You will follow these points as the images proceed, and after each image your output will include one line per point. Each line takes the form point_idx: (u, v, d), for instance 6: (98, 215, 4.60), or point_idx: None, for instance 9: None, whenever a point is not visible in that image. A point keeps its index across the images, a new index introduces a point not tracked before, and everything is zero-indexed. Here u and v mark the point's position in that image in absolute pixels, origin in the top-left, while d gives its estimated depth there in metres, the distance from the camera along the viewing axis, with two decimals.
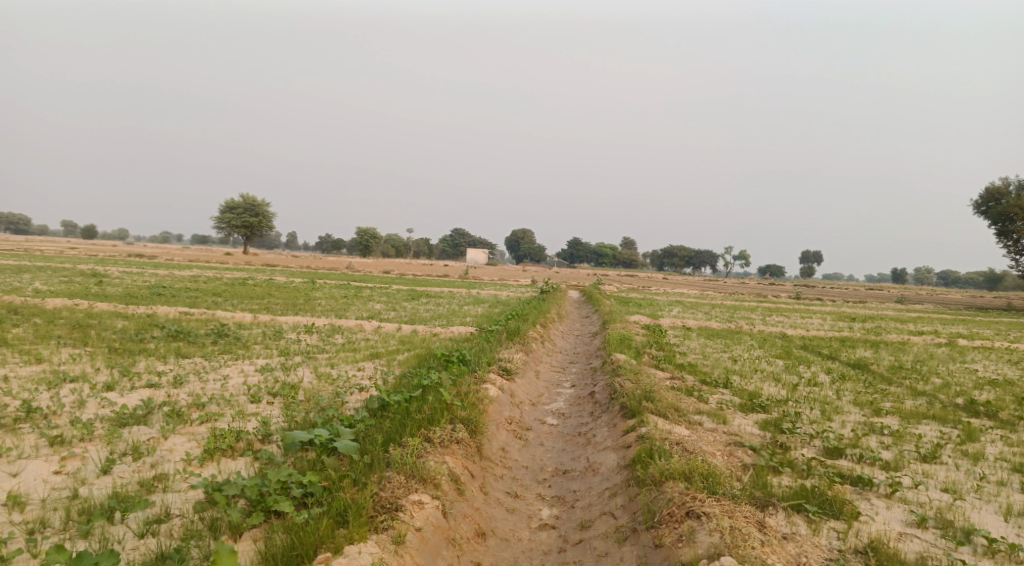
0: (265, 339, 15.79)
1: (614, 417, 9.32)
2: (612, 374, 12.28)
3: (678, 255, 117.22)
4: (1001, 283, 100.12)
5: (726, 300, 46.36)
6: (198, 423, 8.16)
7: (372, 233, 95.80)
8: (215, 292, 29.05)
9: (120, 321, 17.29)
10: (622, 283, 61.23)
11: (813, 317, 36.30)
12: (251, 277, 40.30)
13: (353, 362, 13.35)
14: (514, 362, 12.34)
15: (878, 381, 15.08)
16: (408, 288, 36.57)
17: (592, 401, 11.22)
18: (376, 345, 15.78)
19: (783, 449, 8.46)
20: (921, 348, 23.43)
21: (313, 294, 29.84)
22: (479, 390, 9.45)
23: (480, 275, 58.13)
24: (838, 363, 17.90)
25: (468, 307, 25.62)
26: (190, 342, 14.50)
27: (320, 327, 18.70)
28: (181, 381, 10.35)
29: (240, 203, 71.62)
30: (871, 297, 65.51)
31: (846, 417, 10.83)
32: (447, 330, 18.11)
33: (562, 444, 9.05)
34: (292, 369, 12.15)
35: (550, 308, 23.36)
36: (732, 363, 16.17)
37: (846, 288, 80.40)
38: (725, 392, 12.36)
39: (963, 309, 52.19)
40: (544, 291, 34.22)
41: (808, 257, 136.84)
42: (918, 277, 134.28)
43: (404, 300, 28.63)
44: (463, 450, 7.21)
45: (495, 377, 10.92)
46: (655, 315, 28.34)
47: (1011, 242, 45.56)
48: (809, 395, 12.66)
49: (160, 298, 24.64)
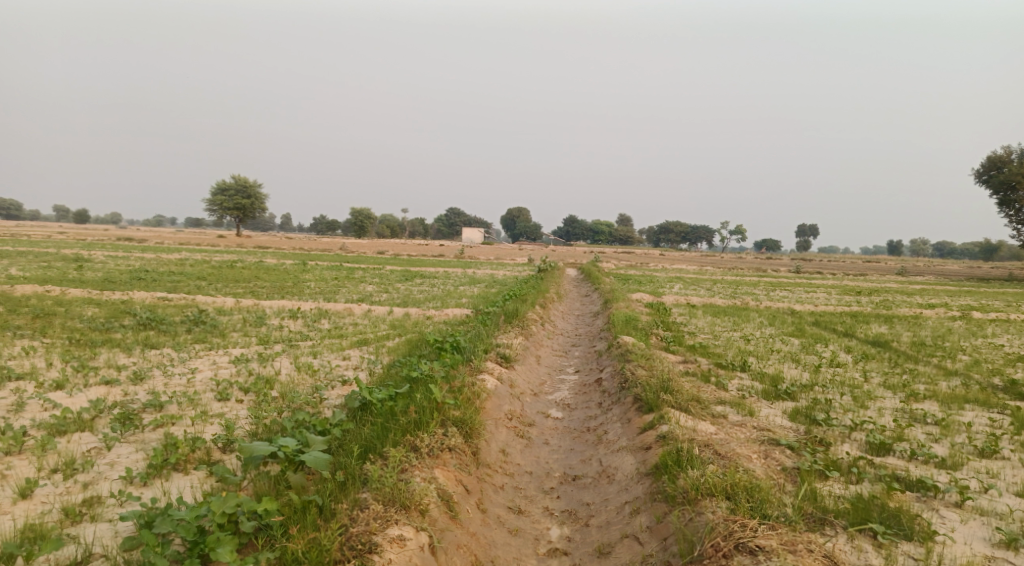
0: (245, 326, 14.66)
1: (628, 412, 8.24)
2: (620, 358, 11.21)
3: (675, 231, 116.06)
4: (997, 254, 99.33)
5: (727, 276, 45.34)
6: (150, 429, 7.08)
7: (367, 213, 94.40)
8: (200, 275, 27.81)
9: (91, 308, 16.11)
10: (621, 260, 60.19)
11: (818, 292, 35.26)
12: (240, 259, 39.15)
13: (338, 350, 12.24)
14: (513, 347, 11.26)
15: (904, 360, 14.01)
16: (402, 269, 35.38)
17: (600, 391, 10.16)
18: (365, 330, 14.66)
19: (822, 447, 7.41)
20: (935, 322, 22.37)
21: (303, 277, 28.71)
22: (473, 382, 8.38)
23: (475, 255, 56.84)
24: (856, 340, 16.83)
25: (463, 288, 24.46)
26: (162, 331, 13.37)
27: (306, 311, 17.57)
28: (140, 376, 9.23)
29: (231, 184, 70.14)
30: (872, 269, 64.52)
31: (881, 404, 9.77)
32: (441, 313, 17.00)
33: (570, 443, 7.98)
34: (269, 359, 11.04)
35: (549, 287, 22.21)
36: (745, 343, 15.09)
37: (843, 260, 79.55)
38: (743, 377, 11.30)
39: (964, 280, 51.43)
40: (542, 268, 33.20)
41: (805, 231, 135.55)
42: (914, 250, 133.57)
43: (397, 282, 27.51)
44: (456, 460, 6.17)
45: (492, 366, 9.86)
46: (657, 292, 27.19)
47: (1014, 212, 44.44)
48: (836, 378, 11.58)
49: (140, 283, 23.47)
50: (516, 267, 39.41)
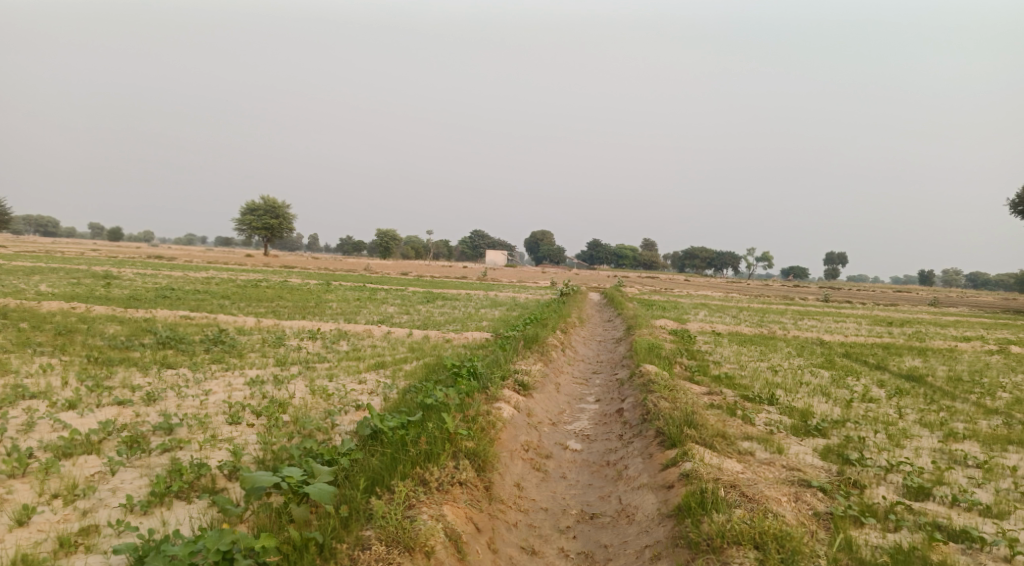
0: (264, 346, 14.54)
1: (649, 447, 7.91)
2: (642, 388, 10.87)
3: (700, 257, 115.12)
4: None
5: (754, 303, 44.63)
6: (157, 453, 6.91)
7: (392, 234, 94.97)
8: (225, 294, 27.92)
9: (112, 325, 16.13)
10: (645, 285, 59.65)
11: (848, 322, 34.51)
12: (265, 278, 39.39)
13: (354, 374, 12.04)
14: (531, 375, 10.97)
15: (941, 396, 13.48)
16: (425, 290, 35.30)
17: (621, 422, 9.84)
18: (383, 353, 14.46)
19: (856, 490, 7.02)
20: (971, 356, 21.64)
21: (325, 297, 28.73)
22: (489, 411, 8.11)
23: (499, 277, 56.65)
24: (889, 374, 16.27)
25: (485, 311, 24.21)
26: (180, 351, 13.29)
27: (326, 332, 17.43)
28: (153, 397, 9.09)
29: (259, 205, 71.02)
30: (903, 299, 63.26)
31: (917, 443, 9.32)
32: (461, 337, 16.77)
33: (588, 478, 7.66)
34: (285, 382, 10.86)
35: (571, 312, 21.90)
36: (773, 375, 14.63)
37: (873, 290, 78.11)
38: (771, 411, 10.88)
39: (999, 312, 50.18)
40: (565, 292, 32.88)
41: (834, 259, 133.52)
42: (947, 280, 130.93)
43: (419, 304, 27.38)
44: (467, 496, 5.93)
45: (509, 394, 9.57)
46: (681, 319, 26.74)
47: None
48: (869, 414, 11.11)
49: (164, 301, 23.57)
50: (539, 290, 39.13)
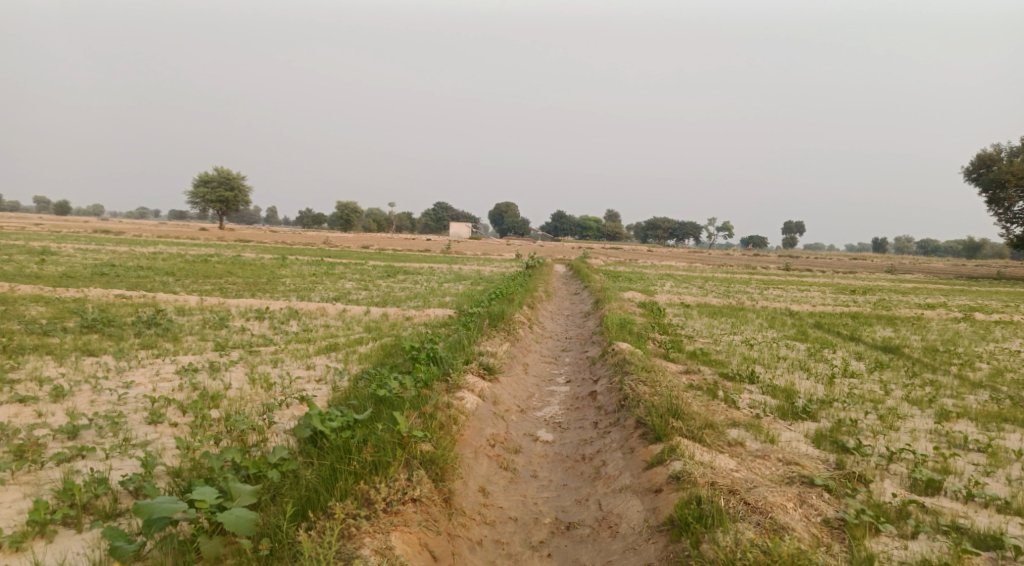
0: (203, 329, 13.29)
1: (630, 439, 7.05)
2: (616, 369, 10.02)
3: (662, 227, 115.20)
4: (980, 252, 99.25)
5: (719, 273, 44.38)
6: (50, 466, 5.79)
7: (353, 206, 92.80)
8: (170, 271, 26.30)
9: (35, 307, 14.66)
10: (609, 256, 59.09)
11: (812, 291, 34.31)
12: (216, 253, 37.62)
13: (301, 358, 10.94)
14: (497, 357, 10.03)
15: (923, 370, 12.92)
16: (384, 264, 34.01)
17: (595, 408, 8.98)
18: (336, 333, 13.35)
19: (862, 486, 6.24)
20: (939, 325, 21.32)
21: (279, 273, 27.37)
22: (449, 403, 7.16)
23: (461, 250, 55.32)
24: (863, 345, 15.71)
25: (447, 285, 23.10)
26: (107, 336, 11.97)
27: (275, 311, 16.20)
28: (62, 393, 7.91)
29: (214, 177, 68.34)
30: (862, 267, 63.81)
31: (911, 424, 8.65)
32: (421, 313, 15.72)
33: (562, 476, 6.78)
34: (221, 369, 9.74)
35: (537, 285, 20.93)
36: (749, 349, 13.92)
37: (831, 258, 78.87)
38: (754, 392, 10.11)
39: (954, 279, 50.98)
40: (529, 264, 31.90)
41: (791, 228, 135.08)
42: (900, 248, 133.57)
43: (378, 278, 26.17)
44: (422, 517, 5.06)
45: (473, 381, 8.62)
46: (649, 291, 26.03)
47: (1002, 210, 43.66)
48: (853, 391, 10.43)
49: (101, 279, 21.95)
50: (502, 263, 38.16)
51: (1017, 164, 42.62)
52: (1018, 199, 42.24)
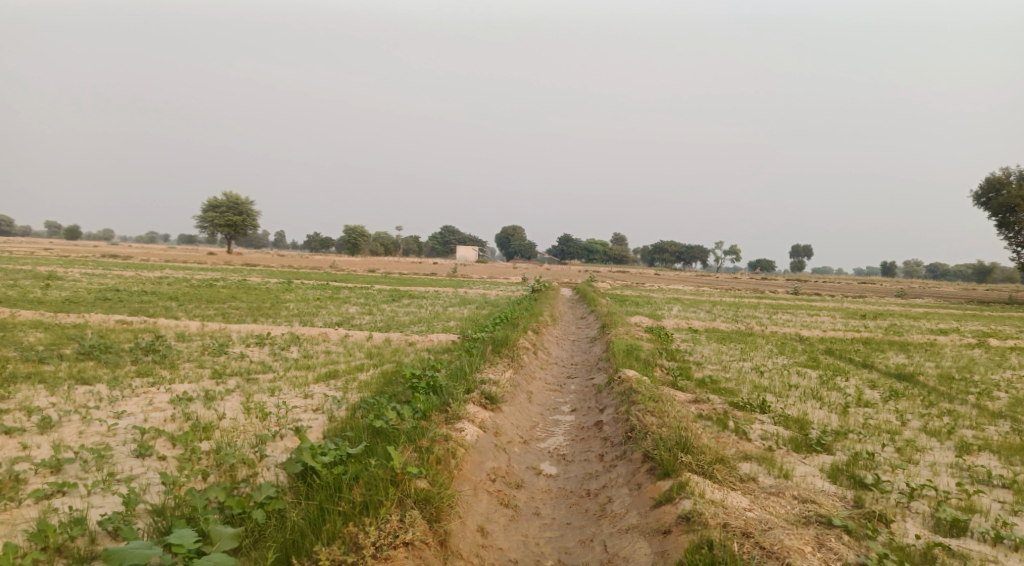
0: (202, 356, 13.03)
1: (637, 474, 6.74)
2: (623, 398, 9.71)
3: (669, 251, 114.95)
4: (990, 277, 98.45)
5: (727, 298, 43.94)
6: (28, 503, 5.56)
7: (360, 230, 92.96)
8: (174, 296, 26.12)
9: (33, 333, 14.45)
10: (616, 280, 58.78)
11: (822, 315, 33.86)
12: (222, 278, 37.52)
13: (300, 386, 10.67)
14: (500, 385, 9.74)
15: (939, 398, 12.53)
16: (390, 289, 33.78)
17: (601, 439, 8.67)
18: (337, 360, 13.07)
19: (883, 527, 5.91)
20: (953, 351, 20.84)
21: (283, 297, 27.15)
22: (448, 435, 6.85)
23: (468, 273, 55.07)
24: (877, 373, 15.30)
25: (452, 310, 22.80)
26: (103, 363, 11.73)
27: (276, 337, 15.94)
28: (49, 424, 7.66)
29: (222, 201, 68.57)
30: (870, 291, 63.27)
31: (931, 458, 8.29)
32: (424, 339, 15.44)
33: (566, 513, 6.48)
34: (216, 398, 9.48)
35: (543, 310, 20.64)
36: (759, 377, 13.57)
37: (839, 282, 78.22)
38: (765, 422, 9.77)
39: (966, 303, 50.37)
40: (535, 288, 31.60)
41: (798, 251, 134.60)
42: (908, 271, 132.74)
43: (383, 303, 25.92)
44: (412, 562, 4.99)
45: (474, 411, 8.34)
46: (656, 315, 25.69)
47: (1012, 234, 43.19)
48: (869, 422, 10.07)
49: (103, 304, 21.76)
50: (508, 287, 37.91)
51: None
52: None
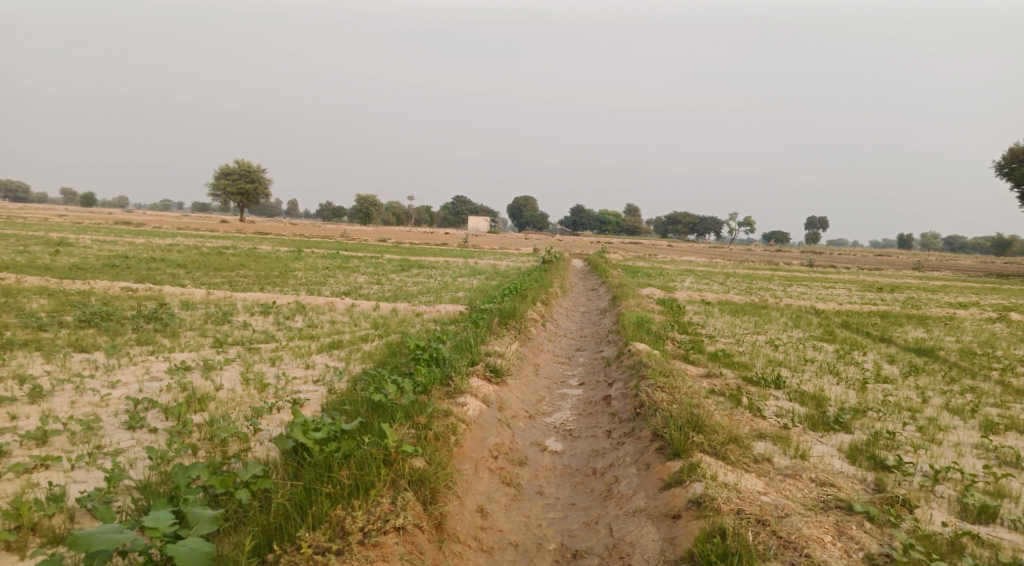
0: (204, 324, 12.80)
1: (646, 453, 6.44)
2: (633, 371, 9.38)
3: (682, 222, 113.96)
4: (1007, 250, 96.92)
5: (740, 269, 43.35)
6: (8, 477, 5.34)
7: (372, 199, 92.65)
8: (183, 263, 25.96)
9: (37, 300, 14.29)
10: (627, 251, 58.28)
11: (838, 288, 33.29)
12: (232, 246, 37.37)
13: (301, 357, 10.42)
14: (506, 358, 9.43)
15: (960, 375, 12.14)
16: (400, 258, 33.53)
17: (609, 414, 8.36)
18: (342, 329, 12.81)
19: (907, 513, 5.60)
20: (973, 326, 20.32)
21: (292, 266, 26.97)
22: (448, 410, 6.58)
23: (479, 243, 54.80)
24: (896, 347, 14.89)
25: (461, 280, 22.48)
26: (103, 331, 11.52)
27: (282, 305, 15.70)
28: (40, 393, 7.44)
29: (235, 169, 68.30)
30: (887, 264, 62.38)
31: (955, 438, 7.94)
32: (431, 309, 15.15)
33: (570, 493, 6.21)
34: (214, 368, 9.22)
35: (553, 280, 20.30)
36: (773, 351, 13.22)
37: (854, 254, 77.25)
38: (780, 398, 9.45)
39: (983, 276, 49.48)
40: (546, 258, 31.18)
41: (814, 223, 133.10)
42: (925, 244, 130.99)
43: (391, 272, 25.64)
44: (404, 548, 4.80)
45: (478, 384, 8.03)
46: (668, 287, 25.34)
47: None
48: (887, 399, 9.70)
49: (111, 271, 21.60)
50: (519, 258, 37.58)
51: None
52: None
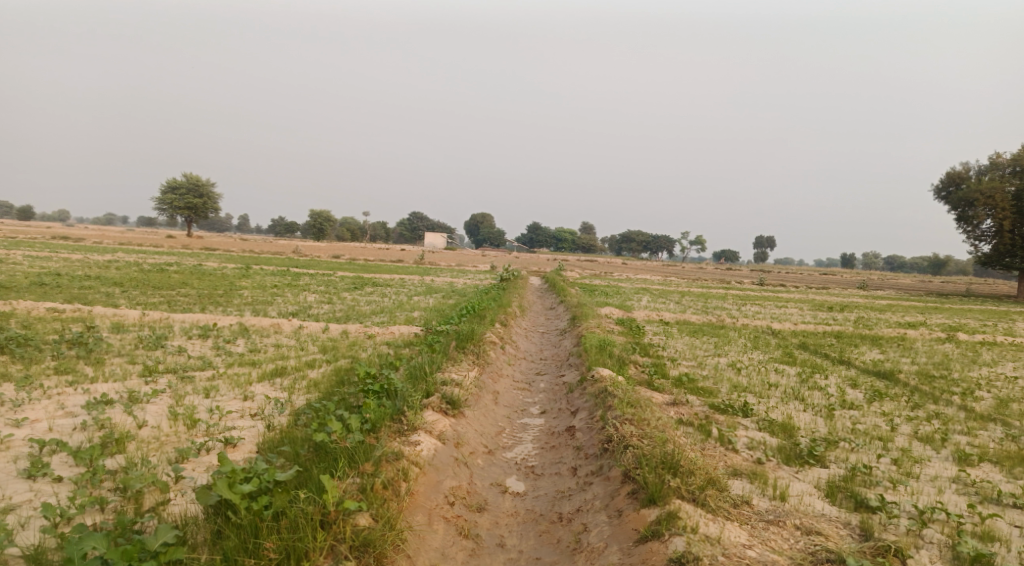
0: (134, 350, 11.79)
1: (617, 496, 5.91)
2: (598, 400, 8.81)
3: (636, 240, 114.89)
4: (945, 269, 100.17)
5: (695, 288, 43.41)
6: None
7: (326, 215, 90.88)
8: (119, 281, 24.55)
9: None
10: (583, 268, 58.10)
11: (791, 307, 33.41)
12: (175, 262, 35.72)
13: (240, 386, 9.59)
14: (463, 387, 8.78)
15: (924, 400, 11.92)
16: (353, 275, 32.49)
17: (574, 448, 7.79)
18: (286, 355, 11.96)
19: None
20: (926, 347, 20.38)
21: (238, 284, 25.79)
22: (399, 452, 5.91)
23: (435, 261, 53.96)
24: (856, 370, 14.67)
25: (416, 300, 21.68)
26: (17, 359, 10.44)
27: (223, 328, 14.71)
28: None
29: (182, 183, 66.08)
30: (834, 282, 63.54)
31: (931, 471, 7.60)
32: (384, 331, 14.38)
33: (535, 545, 5.66)
34: (138, 401, 8.34)
35: (510, 300, 19.69)
36: (737, 375, 12.85)
37: (803, 273, 78.64)
38: (749, 427, 9.02)
39: (926, 295, 50.52)
40: (504, 276, 30.54)
41: (762, 241, 135.85)
42: (868, 263, 134.75)
43: (343, 291, 24.67)
44: None
45: (433, 419, 7.38)
46: (625, 306, 24.94)
47: (971, 228, 43.00)
48: (857, 428, 9.36)
49: (38, 290, 20.14)
50: (474, 275, 36.83)
51: (986, 183, 42.04)
52: (987, 217, 41.57)
